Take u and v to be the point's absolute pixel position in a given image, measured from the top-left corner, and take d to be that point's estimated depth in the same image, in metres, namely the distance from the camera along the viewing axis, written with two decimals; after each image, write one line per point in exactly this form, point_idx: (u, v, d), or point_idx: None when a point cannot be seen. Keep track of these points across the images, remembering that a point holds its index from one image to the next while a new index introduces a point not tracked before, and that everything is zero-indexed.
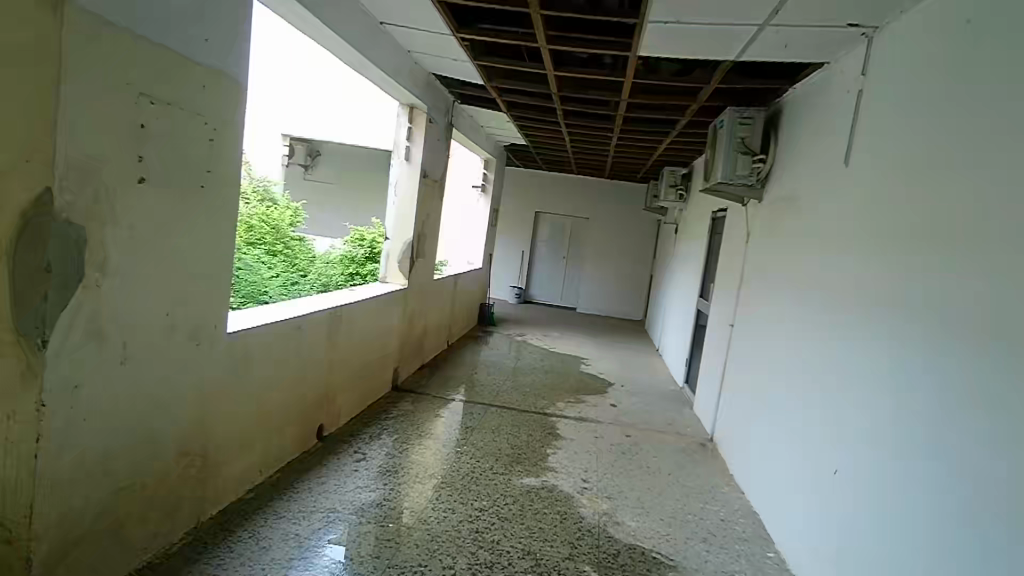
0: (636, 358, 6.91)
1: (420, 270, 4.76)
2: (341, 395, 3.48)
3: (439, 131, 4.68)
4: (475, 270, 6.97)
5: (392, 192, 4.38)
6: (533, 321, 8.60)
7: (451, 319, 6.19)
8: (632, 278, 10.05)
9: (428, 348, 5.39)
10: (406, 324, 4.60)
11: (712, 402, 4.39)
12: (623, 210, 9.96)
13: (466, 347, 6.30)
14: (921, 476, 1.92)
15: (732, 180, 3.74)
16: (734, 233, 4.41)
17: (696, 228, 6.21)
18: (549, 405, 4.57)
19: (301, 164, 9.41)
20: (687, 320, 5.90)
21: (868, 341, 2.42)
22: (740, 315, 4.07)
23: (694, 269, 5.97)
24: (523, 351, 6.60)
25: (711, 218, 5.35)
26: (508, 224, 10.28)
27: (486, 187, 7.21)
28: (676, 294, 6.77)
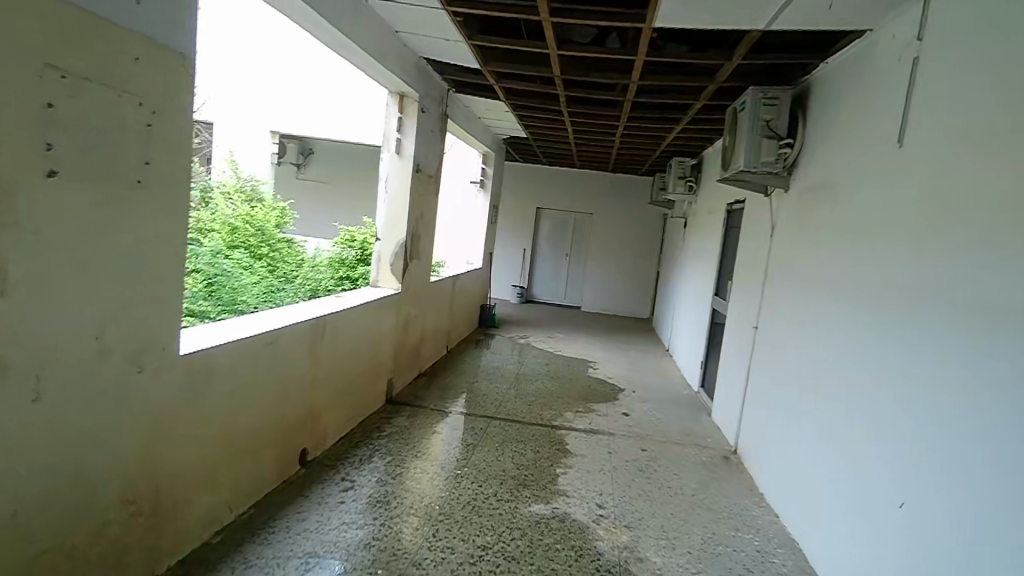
0: (645, 359, 6.57)
1: (415, 273, 4.41)
2: (327, 412, 3.14)
3: (432, 121, 4.32)
4: (474, 271, 6.63)
5: (383, 189, 4.03)
6: (537, 322, 8.26)
7: (451, 322, 5.84)
8: (638, 275, 9.70)
9: (426, 356, 5.05)
10: (400, 331, 4.26)
11: (734, 411, 4.04)
12: (628, 204, 9.60)
13: (467, 352, 5.96)
14: (1006, 482, 1.58)
15: (756, 168, 3.39)
16: (756, 226, 4.06)
17: (708, 221, 5.86)
18: (557, 416, 4.23)
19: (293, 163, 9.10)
20: (701, 319, 5.55)
21: (916, 338, 2.08)
22: (764, 316, 3.72)
23: (707, 265, 5.61)
24: (527, 355, 6.25)
25: (727, 211, 5.00)
26: (508, 222, 9.92)
27: (485, 183, 6.86)
28: (688, 292, 6.42)
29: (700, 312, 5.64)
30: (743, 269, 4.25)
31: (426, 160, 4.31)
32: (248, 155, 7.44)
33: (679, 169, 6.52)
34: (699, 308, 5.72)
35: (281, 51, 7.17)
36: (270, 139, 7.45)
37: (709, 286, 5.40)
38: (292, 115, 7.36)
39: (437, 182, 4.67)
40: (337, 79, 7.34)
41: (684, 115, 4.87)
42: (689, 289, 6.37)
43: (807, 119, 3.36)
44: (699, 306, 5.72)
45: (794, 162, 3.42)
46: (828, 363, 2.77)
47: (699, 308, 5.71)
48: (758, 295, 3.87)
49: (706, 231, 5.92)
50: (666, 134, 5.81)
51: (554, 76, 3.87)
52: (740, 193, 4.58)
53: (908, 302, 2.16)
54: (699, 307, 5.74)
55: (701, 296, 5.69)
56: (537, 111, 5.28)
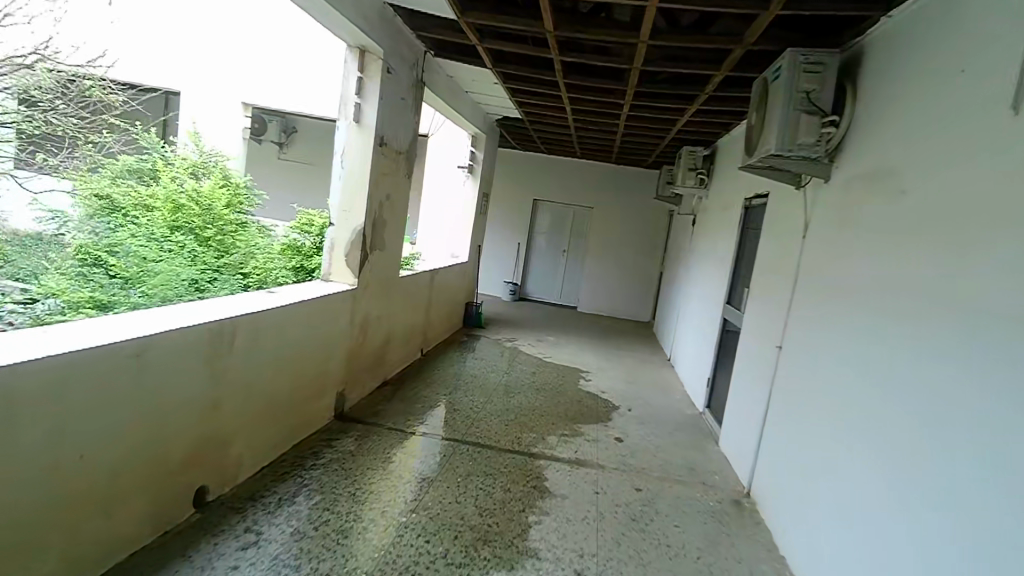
0: (644, 370, 5.92)
1: (379, 264, 3.75)
2: (240, 438, 2.50)
3: (403, 87, 3.65)
4: (458, 265, 5.99)
5: (339, 164, 3.36)
6: (528, 323, 7.62)
7: (427, 321, 5.18)
8: (639, 275, 9.05)
9: (394, 361, 4.40)
10: (359, 333, 3.62)
11: (748, 444, 3.38)
12: (632, 198, 8.92)
13: (444, 355, 5.32)
14: None
15: (793, 151, 2.72)
16: (783, 224, 3.39)
17: (721, 219, 5.21)
18: (537, 440, 3.59)
19: (275, 141, 8.43)
20: (710, 328, 4.90)
21: (1013, 389, 1.42)
22: (790, 331, 3.06)
23: (719, 267, 4.95)
24: (513, 361, 5.60)
25: (746, 206, 4.33)
26: (502, 213, 9.26)
27: (475, 168, 6.20)
28: (695, 297, 5.78)
29: (709, 321, 4.99)
30: (766, 275, 3.59)
31: (394, 131, 3.63)
32: (216, 128, 6.81)
33: (690, 160, 5.84)
34: (708, 316, 5.06)
35: (231, 14, 6.56)
36: (242, 112, 6.81)
37: (720, 290, 4.75)
38: (266, 84, 6.80)
39: (411, 161, 4.01)
40: (311, 44, 6.81)
41: (700, 91, 4.21)
42: (697, 294, 5.72)
43: (858, 91, 2.69)
44: (708, 314, 5.07)
45: (838, 144, 2.75)
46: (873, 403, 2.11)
47: (708, 315, 5.06)
48: (783, 308, 3.21)
49: (719, 229, 5.26)
50: (677, 117, 5.14)
51: (547, 33, 3.24)
52: (764, 184, 3.92)
53: (997, 336, 1.50)
54: (707, 315, 5.09)
55: (710, 301, 5.05)
56: (531, 84, 4.62)
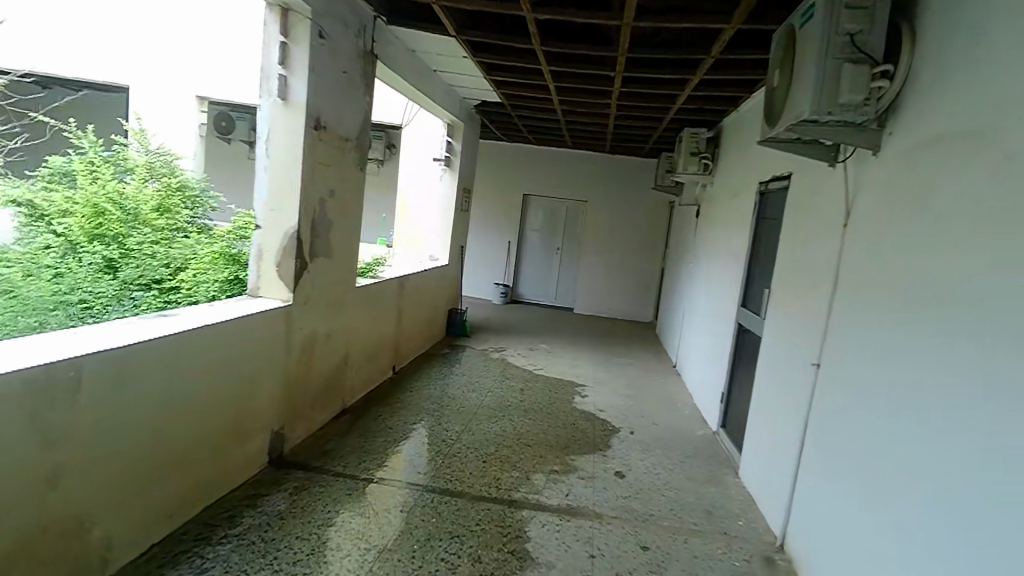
0: (648, 380, 5.28)
1: (325, 274, 3.11)
2: (101, 517, 1.86)
3: (346, 58, 3.01)
4: (435, 268, 5.36)
5: (263, 153, 2.72)
6: (520, 329, 6.98)
7: (399, 333, 4.54)
8: (639, 272, 8.42)
9: (354, 384, 3.76)
10: (301, 357, 2.97)
11: (778, 483, 2.74)
12: (629, 190, 8.28)
13: (421, 372, 4.69)
14: None
15: (834, 114, 2.08)
16: (815, 211, 2.75)
17: (731, 208, 4.57)
18: (520, 482, 2.96)
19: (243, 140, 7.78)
20: (722, 335, 4.27)
21: None
22: (830, 345, 2.42)
23: (730, 264, 4.31)
24: (500, 375, 4.96)
25: (761, 192, 3.70)
26: (490, 210, 8.62)
27: (451, 160, 5.58)
28: (702, 297, 5.15)
29: (720, 327, 4.36)
30: (794, 274, 2.94)
31: (336, 113, 2.98)
32: (166, 124, 6.15)
33: (691, 144, 5.17)
34: (718, 320, 4.44)
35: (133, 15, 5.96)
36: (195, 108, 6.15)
37: (732, 290, 4.11)
38: (211, 76, 6.26)
39: (363, 150, 3.38)
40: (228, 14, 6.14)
41: (705, 55, 3.57)
42: (704, 294, 5.09)
43: (918, 31, 2.04)
44: (718, 318, 4.44)
45: (893, 102, 2.10)
46: (969, 457, 1.48)
47: (718, 319, 4.43)
48: (819, 315, 2.56)
49: (728, 221, 4.61)
50: (677, 93, 4.49)
51: None
52: (786, 164, 3.27)
53: None
54: (718, 318, 4.46)
55: (721, 303, 4.42)
56: (506, 58, 3.97)
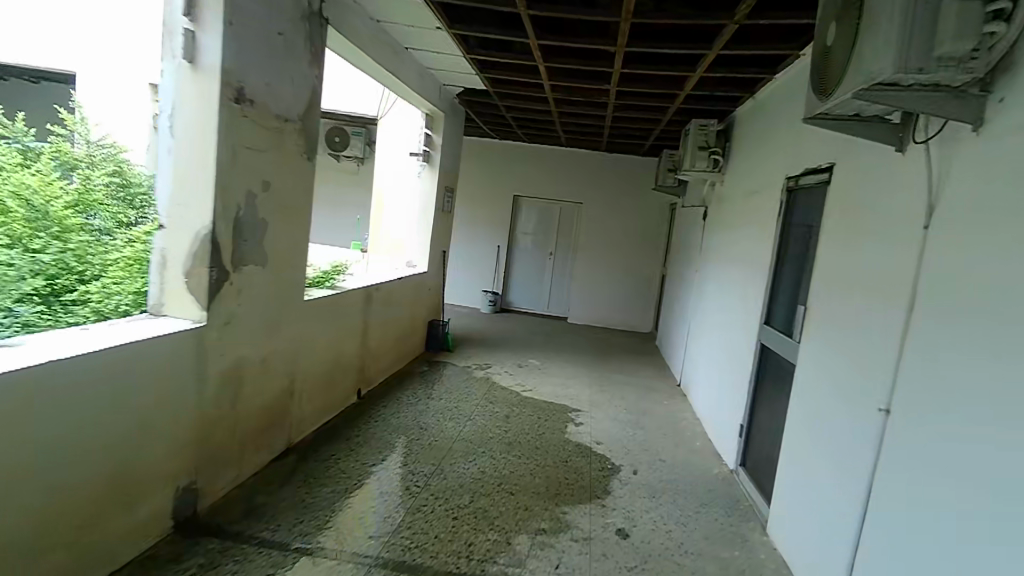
0: (650, 402, 4.70)
1: (260, 286, 2.50)
2: None
3: (283, 15, 2.39)
4: (411, 276, 4.74)
5: (166, 132, 2.12)
6: (509, 341, 6.38)
7: (365, 352, 3.92)
8: (637, 279, 7.85)
9: (304, 415, 3.13)
10: (221, 391, 2.36)
11: (826, 555, 2.15)
12: (627, 191, 7.72)
13: (391, 396, 4.07)
14: None
15: (926, 72, 1.50)
16: (873, 209, 2.16)
17: (747, 209, 4.00)
18: (495, 549, 2.35)
19: None
20: (738, 356, 3.69)
21: None
22: (902, 385, 1.83)
23: (748, 272, 3.73)
24: (483, 399, 4.32)
25: (792, 189, 3.11)
26: (479, 212, 8.01)
27: (431, 156, 5.01)
28: (712, 311, 4.57)
29: (736, 347, 3.77)
30: (842, 290, 2.35)
31: (270, 84, 2.37)
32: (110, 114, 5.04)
33: (700, 137, 4.60)
34: (734, 339, 3.85)
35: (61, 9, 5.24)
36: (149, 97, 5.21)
37: (752, 304, 3.53)
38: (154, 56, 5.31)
39: (313, 134, 2.76)
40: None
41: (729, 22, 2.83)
42: (714, 307, 4.51)
43: None
44: (734, 336, 3.85)
45: (1006, 56, 1.52)
46: None
47: (734, 337, 3.85)
48: (884, 343, 1.97)
49: (743, 224, 4.04)
50: (686, 77, 3.91)
51: None
52: (828, 153, 2.69)
53: None
54: (733, 336, 3.88)
55: (736, 319, 3.84)
56: (488, 30, 3.38)
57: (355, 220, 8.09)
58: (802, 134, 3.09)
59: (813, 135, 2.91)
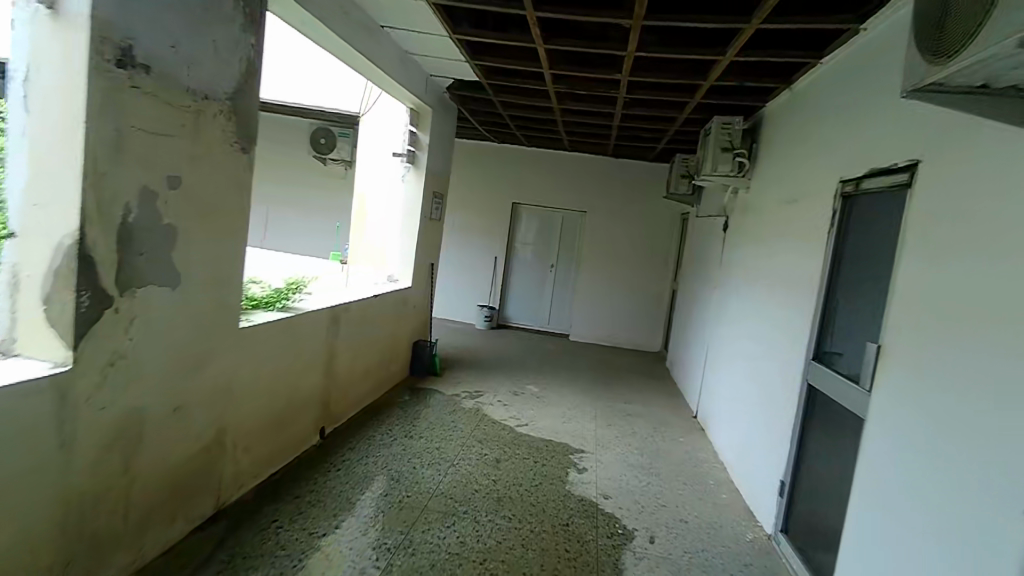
0: (664, 440, 4.08)
1: (165, 314, 1.90)
2: None
3: None
4: (391, 292, 4.14)
5: (19, 104, 1.56)
6: (503, 362, 5.78)
7: (331, 383, 3.31)
8: (645, 294, 7.26)
9: (241, 467, 2.52)
10: (103, 456, 1.75)
11: None
12: (635, 198, 7.14)
13: (362, 433, 3.46)
14: None
15: None
16: (999, 218, 1.56)
17: (782, 220, 3.40)
18: None
19: None
20: (776, 395, 3.08)
21: None
22: None
23: (788, 295, 3.12)
24: (471, 435, 3.71)
25: (852, 194, 2.51)
26: (475, 220, 7.43)
27: (417, 156, 4.40)
28: (738, 337, 3.96)
29: (773, 384, 3.15)
30: (941, 327, 1.74)
31: (179, 48, 1.79)
32: None
33: (723, 138, 4.01)
34: (770, 373, 3.23)
35: None
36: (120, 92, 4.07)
37: (795, 334, 2.91)
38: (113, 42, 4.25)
39: (248, 118, 2.17)
40: None
41: None
42: (742, 332, 3.90)
43: None
44: (770, 370, 3.24)
45: None
46: None
47: (770, 371, 3.23)
48: None
49: (779, 238, 3.44)
50: (714, 64, 3.30)
51: None
52: (908, 147, 2.08)
53: None
54: (768, 370, 3.27)
55: (773, 350, 3.23)
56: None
57: (336, 225, 7.63)
58: (865, 128, 2.50)
59: (883, 128, 2.31)
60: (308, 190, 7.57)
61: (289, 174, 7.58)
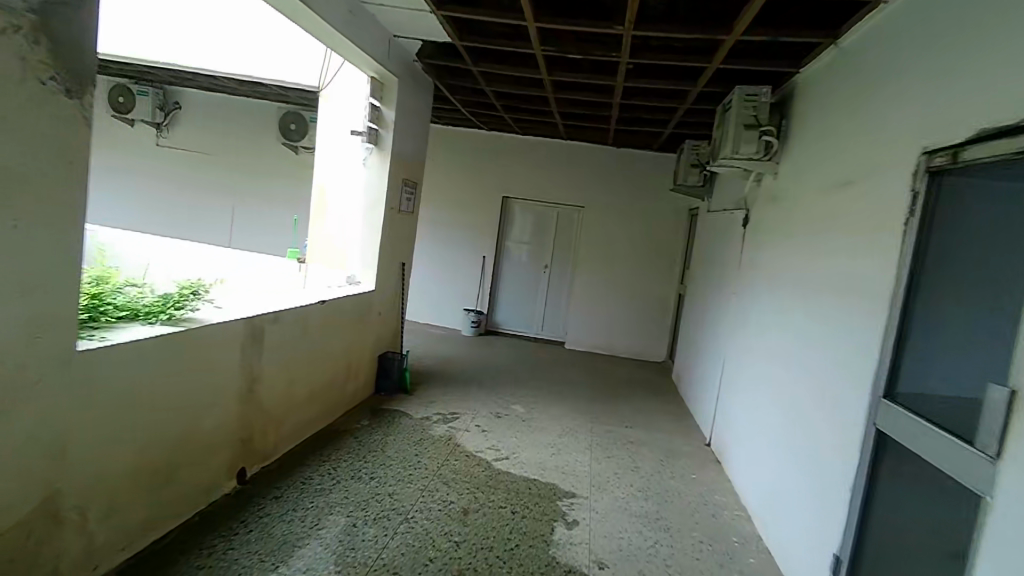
0: (672, 476, 3.38)
1: None
2: None
3: None
4: (346, 296, 3.44)
5: None
6: (487, 375, 5.08)
7: (254, 413, 2.61)
8: (648, 299, 6.56)
9: (96, 540, 1.83)
10: None
11: None
12: (638, 192, 6.45)
13: (296, 473, 2.75)
14: None
15: None
16: None
17: (828, 210, 2.69)
18: None
19: (152, 123, 6.83)
20: (823, 439, 2.36)
21: None
22: None
23: (838, 307, 2.41)
24: (437, 474, 3.00)
25: (944, 168, 1.80)
26: (462, 216, 6.74)
27: (380, 136, 3.71)
28: (766, 355, 3.25)
29: (818, 423, 2.44)
30: None
31: None
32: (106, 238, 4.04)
33: (746, 113, 3.29)
34: (813, 409, 2.52)
35: None
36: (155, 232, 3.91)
37: (853, 360, 2.20)
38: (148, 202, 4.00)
39: (69, 47, 1.48)
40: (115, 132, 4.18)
41: None
42: (771, 350, 3.18)
43: None
44: (813, 405, 2.52)
45: None
46: None
47: (813, 408, 2.51)
48: None
49: (819, 232, 2.74)
50: (742, 10, 2.59)
51: None
52: None
53: None
54: (811, 405, 2.55)
55: (817, 379, 2.52)
56: None
57: (293, 219, 6.97)
58: (961, 78, 1.79)
59: (993, 73, 1.62)
60: (279, 182, 6.92)
61: (257, 164, 6.93)
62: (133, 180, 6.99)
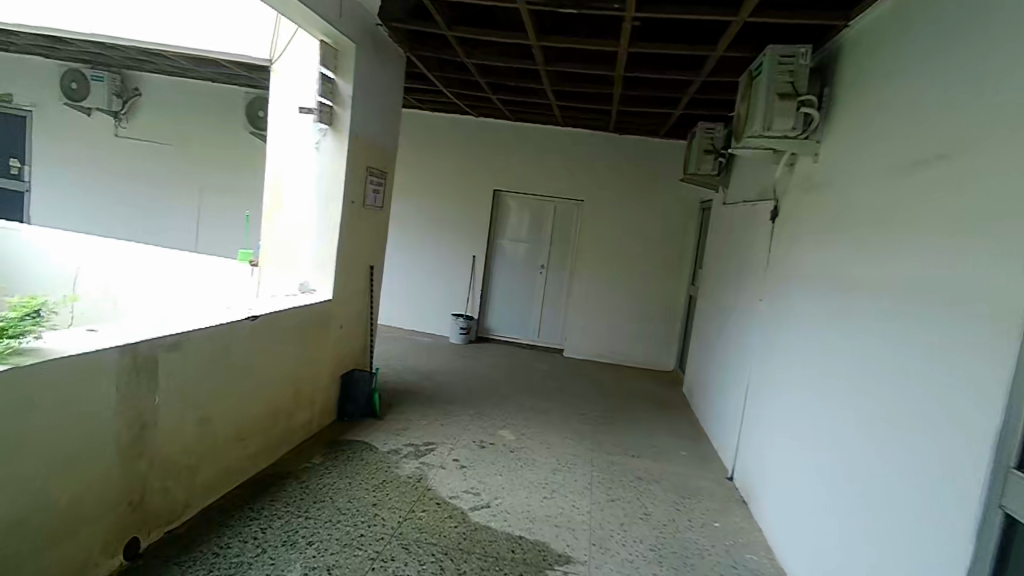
0: (690, 527, 2.76)
1: None
2: None
3: None
4: (291, 308, 2.82)
5: None
6: (472, 391, 4.48)
7: (146, 468, 1.99)
8: (655, 301, 5.94)
9: None
10: None
11: None
12: (643, 184, 5.83)
13: (209, 540, 2.14)
14: None
15: None
16: None
17: (896, 195, 2.05)
18: None
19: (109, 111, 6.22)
20: (909, 512, 1.71)
21: None
22: None
23: (923, 327, 1.76)
24: (396, 531, 2.38)
25: None
26: (448, 212, 6.12)
27: (336, 114, 3.11)
28: (810, 380, 2.60)
29: (899, 484, 1.79)
30: None
31: None
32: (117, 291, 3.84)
33: (781, 79, 2.66)
34: (891, 465, 1.86)
35: None
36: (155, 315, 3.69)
37: (958, 405, 1.55)
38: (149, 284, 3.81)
39: None
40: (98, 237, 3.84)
41: None
42: (817, 376, 2.53)
43: None
44: (891, 460, 1.86)
45: None
46: None
47: (889, 463, 1.86)
48: None
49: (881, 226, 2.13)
50: None
51: None
52: None
53: None
54: (885, 458, 1.89)
55: (894, 425, 1.86)
56: None
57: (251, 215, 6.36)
58: None
59: None
60: (249, 175, 6.32)
61: (226, 157, 6.32)
62: (92, 175, 6.38)
